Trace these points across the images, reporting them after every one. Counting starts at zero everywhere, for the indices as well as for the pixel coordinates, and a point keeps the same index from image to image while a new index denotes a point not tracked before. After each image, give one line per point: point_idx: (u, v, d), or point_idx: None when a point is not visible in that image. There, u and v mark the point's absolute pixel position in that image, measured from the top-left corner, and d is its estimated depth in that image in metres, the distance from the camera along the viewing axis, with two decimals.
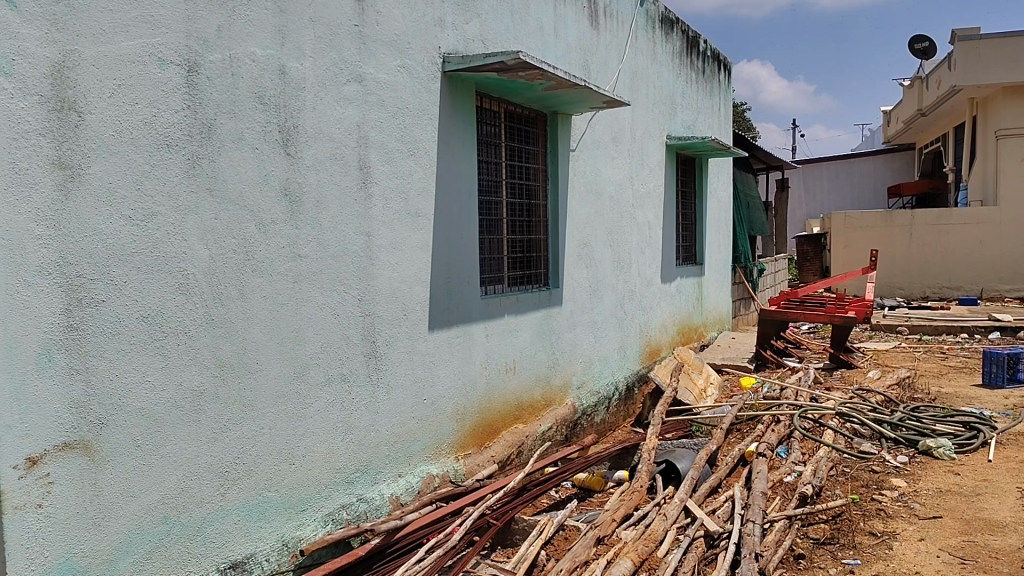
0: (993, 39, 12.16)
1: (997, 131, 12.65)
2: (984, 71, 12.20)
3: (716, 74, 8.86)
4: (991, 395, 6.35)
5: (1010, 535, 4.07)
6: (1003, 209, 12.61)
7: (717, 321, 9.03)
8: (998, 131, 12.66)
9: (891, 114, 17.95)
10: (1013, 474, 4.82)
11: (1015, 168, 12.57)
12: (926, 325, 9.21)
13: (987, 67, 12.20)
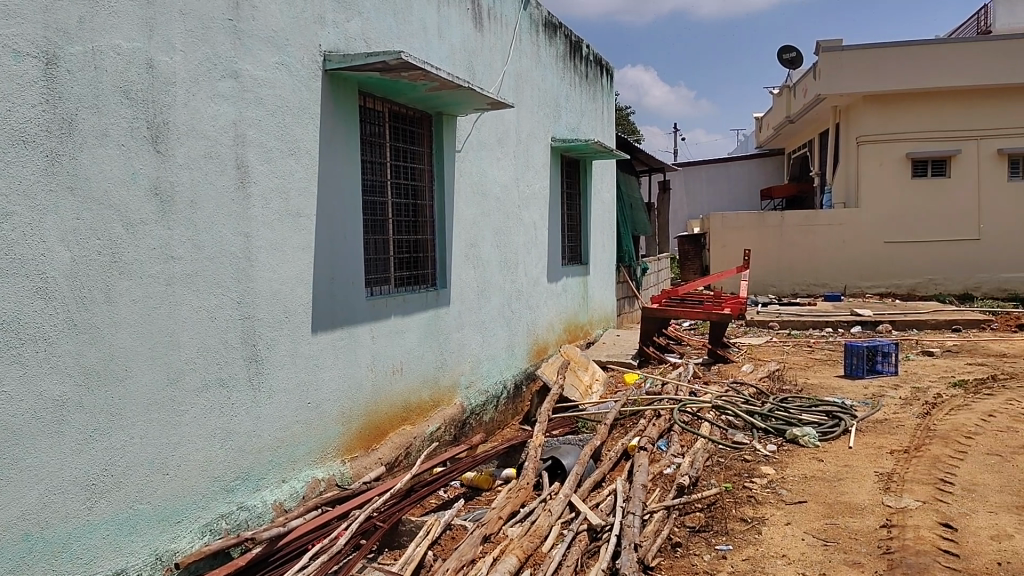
0: (853, 51, 12.99)
1: (859, 136, 13.51)
2: (846, 81, 13.01)
3: (598, 77, 9.06)
4: (853, 385, 6.77)
5: (867, 516, 4.36)
6: (864, 210, 13.46)
7: (602, 319, 9.24)
8: (859, 137, 13.50)
9: (764, 120, 18.85)
10: (870, 459, 5.16)
11: (874, 172, 13.42)
12: (795, 321, 9.72)
13: (850, 75, 13.01)
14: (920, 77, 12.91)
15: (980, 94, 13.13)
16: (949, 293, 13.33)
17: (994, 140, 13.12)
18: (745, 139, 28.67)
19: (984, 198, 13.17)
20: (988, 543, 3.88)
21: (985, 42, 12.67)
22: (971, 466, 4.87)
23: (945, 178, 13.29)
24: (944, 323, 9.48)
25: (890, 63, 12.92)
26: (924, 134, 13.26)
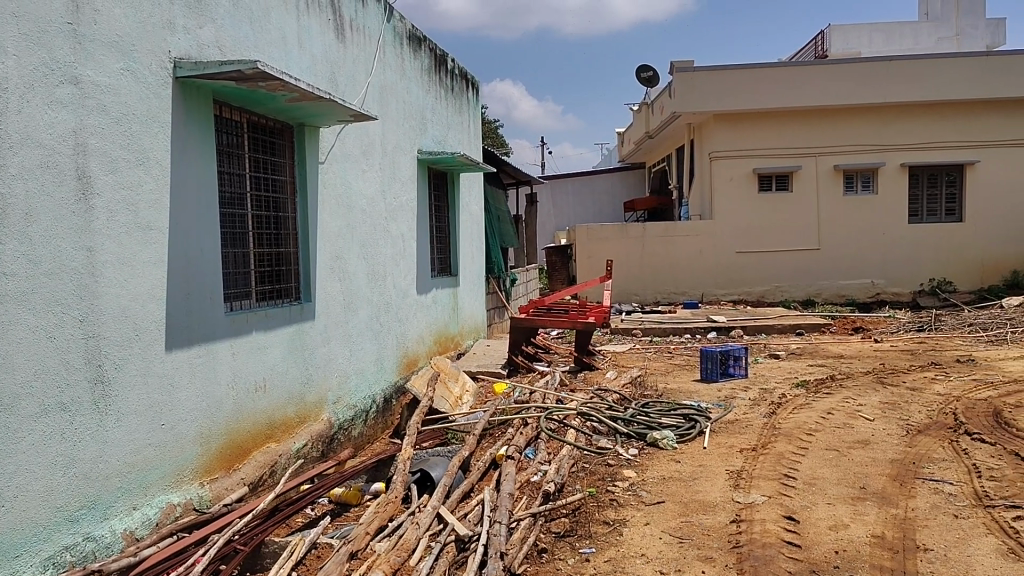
0: (704, 72, 13.66)
1: (711, 152, 14.23)
2: (700, 99, 13.69)
3: (464, 91, 9.15)
4: (707, 388, 7.11)
5: (719, 513, 4.58)
6: (717, 222, 14.19)
7: (472, 330, 9.30)
8: (712, 153, 14.18)
9: (626, 135, 19.57)
10: (723, 458, 5.43)
11: (726, 186, 14.15)
12: (656, 328, 10.12)
13: (701, 95, 13.71)
14: (764, 98, 13.74)
15: (817, 115, 14.06)
16: (794, 300, 14.30)
17: (831, 157, 14.10)
18: (608, 154, 29.65)
19: (823, 211, 14.15)
20: (827, 532, 4.15)
21: (820, 66, 13.63)
22: (811, 460, 5.21)
23: (788, 192, 14.19)
24: (790, 327, 10.12)
25: (737, 83, 13.69)
26: (769, 151, 14.11)
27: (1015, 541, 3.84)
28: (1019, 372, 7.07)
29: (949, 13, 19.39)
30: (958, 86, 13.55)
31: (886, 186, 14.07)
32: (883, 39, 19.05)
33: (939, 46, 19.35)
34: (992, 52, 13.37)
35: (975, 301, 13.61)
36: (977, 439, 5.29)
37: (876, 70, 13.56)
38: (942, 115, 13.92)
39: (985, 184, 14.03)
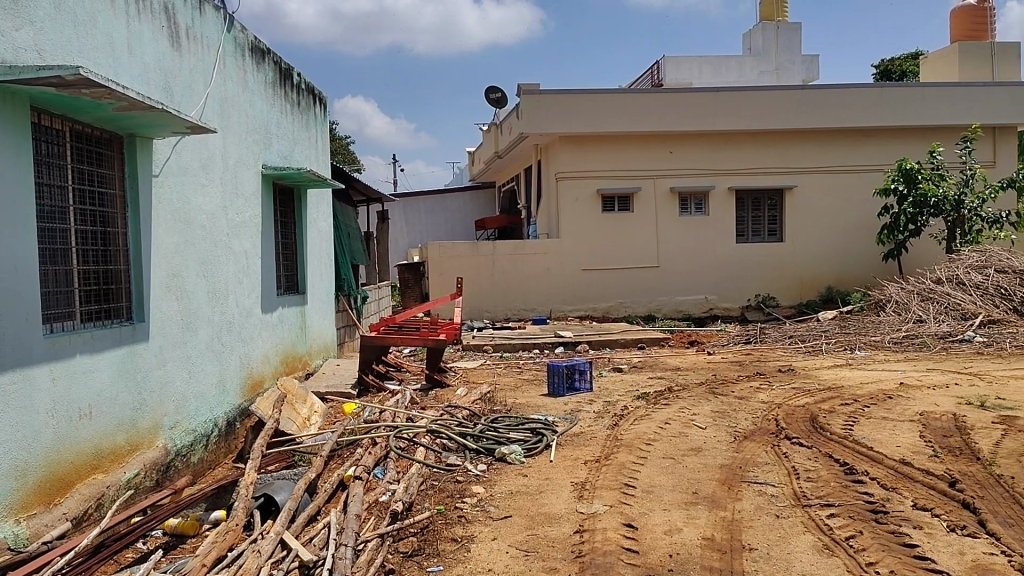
0: (550, 95, 14.08)
1: (558, 172, 14.65)
2: (545, 121, 14.10)
3: (311, 106, 9.00)
4: (554, 402, 7.29)
5: (563, 524, 4.67)
6: (564, 241, 14.62)
7: (321, 349, 9.10)
8: (559, 174, 14.60)
9: (477, 155, 19.83)
10: (568, 470, 5.57)
11: (572, 206, 14.60)
12: (506, 344, 10.28)
13: (547, 117, 14.11)
14: (607, 122, 14.29)
15: (654, 139, 14.77)
16: (636, 314, 14.92)
17: (667, 180, 14.85)
18: (460, 172, 29.89)
19: (661, 231, 14.88)
20: (663, 537, 4.34)
21: (656, 94, 14.35)
22: (649, 469, 5.44)
23: (630, 213, 14.80)
24: (633, 341, 10.56)
25: (581, 107, 14.18)
26: (612, 172, 14.69)
27: (829, 537, 4.13)
28: (833, 379, 7.69)
29: (771, 49, 20.87)
30: (778, 117, 14.62)
31: (716, 209, 14.97)
32: (712, 72, 20.26)
33: (761, 79, 20.73)
34: (807, 85, 14.54)
35: (794, 314, 14.86)
36: (795, 443, 5.70)
37: (705, 100, 14.44)
38: (765, 143, 14.97)
39: (802, 208, 15.18)
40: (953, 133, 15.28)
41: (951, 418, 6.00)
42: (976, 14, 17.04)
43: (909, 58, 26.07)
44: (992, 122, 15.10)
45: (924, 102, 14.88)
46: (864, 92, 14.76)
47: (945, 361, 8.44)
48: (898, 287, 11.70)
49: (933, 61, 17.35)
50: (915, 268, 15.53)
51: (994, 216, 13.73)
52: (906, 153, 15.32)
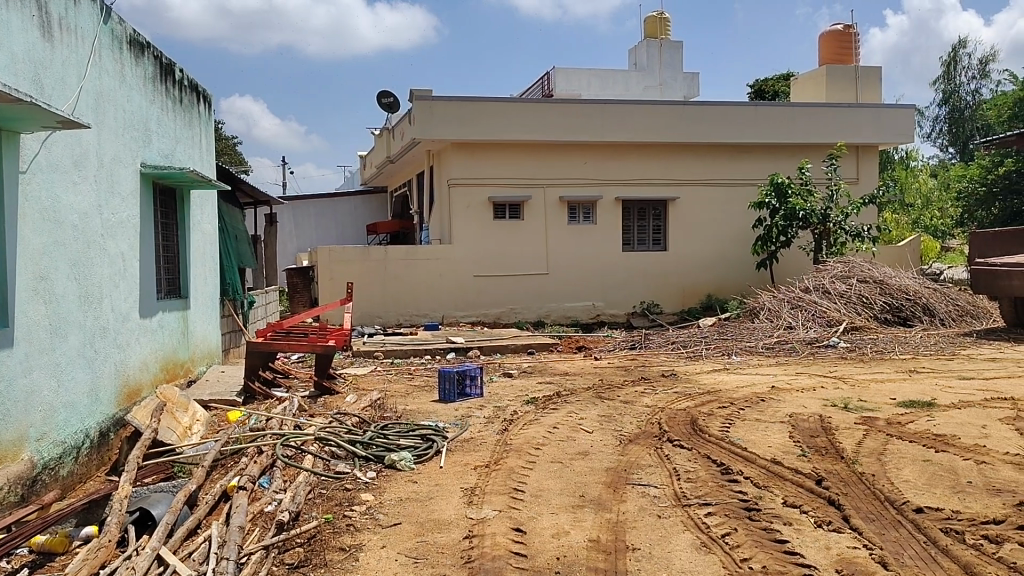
0: (442, 101, 14.10)
1: (449, 179, 14.67)
2: (437, 126, 14.11)
3: (195, 104, 8.70)
4: (445, 408, 7.29)
5: (453, 530, 4.67)
6: (456, 247, 14.66)
7: (204, 355, 8.78)
8: (450, 180, 14.62)
9: (368, 159, 19.62)
10: (457, 476, 5.59)
11: (464, 213, 14.66)
12: (398, 349, 10.20)
13: (439, 123, 14.12)
14: (499, 130, 14.42)
15: (544, 149, 15.01)
16: (526, 320, 15.11)
17: (556, 189, 15.12)
18: (351, 175, 29.49)
19: (550, 239, 15.14)
20: (550, 540, 4.42)
21: (546, 104, 14.58)
22: (537, 473, 5.53)
23: (519, 221, 14.97)
24: (522, 347, 10.70)
25: (473, 114, 14.26)
26: (503, 180, 14.82)
27: (707, 535, 4.31)
28: (712, 384, 8.01)
29: (654, 65, 21.62)
30: (661, 131, 15.15)
31: (603, 218, 15.35)
32: (599, 84, 20.79)
33: (645, 93, 21.42)
34: (687, 101, 15.13)
35: (676, 321, 15.34)
36: (677, 446, 5.92)
37: (593, 112, 14.77)
38: (649, 155, 15.47)
39: (683, 219, 15.77)
40: (821, 151, 16.23)
41: (818, 419, 6.38)
42: (841, 39, 18.19)
43: (781, 79, 27.60)
44: (855, 141, 16.12)
45: (795, 120, 15.75)
46: (741, 109, 15.48)
47: (813, 366, 8.95)
48: (770, 295, 12.30)
49: (803, 82, 18.39)
50: (786, 277, 16.38)
51: (856, 230, 14.67)
52: (778, 169, 16.18)
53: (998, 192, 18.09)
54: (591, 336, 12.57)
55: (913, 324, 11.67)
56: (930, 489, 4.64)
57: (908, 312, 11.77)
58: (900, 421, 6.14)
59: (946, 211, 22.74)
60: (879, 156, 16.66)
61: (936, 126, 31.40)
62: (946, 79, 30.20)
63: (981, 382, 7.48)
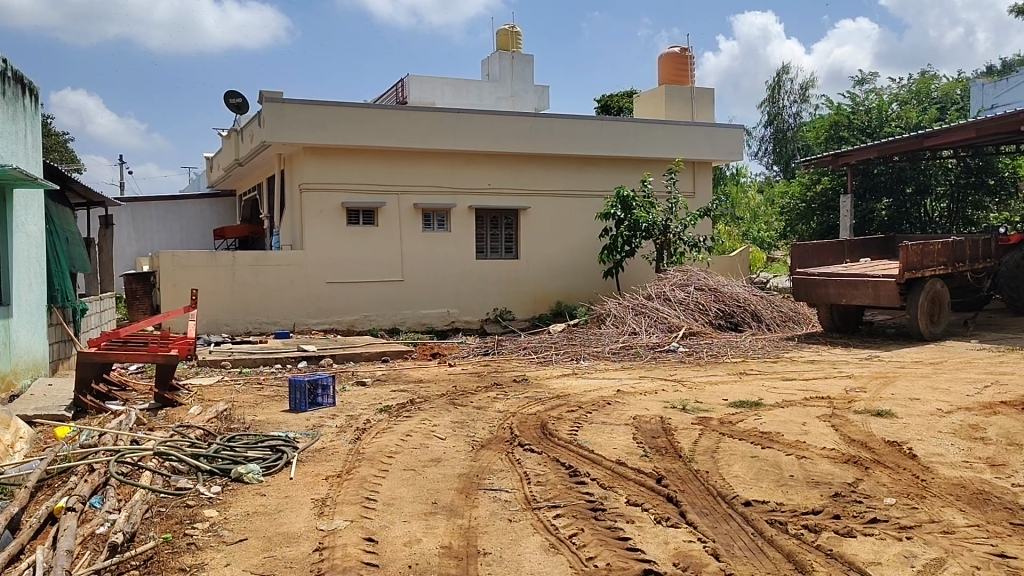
0: (293, 104, 13.76)
1: (301, 183, 14.30)
2: (288, 129, 13.75)
3: (20, 98, 8.06)
4: (296, 418, 7.11)
5: (302, 543, 4.54)
6: (309, 253, 14.31)
7: (29, 367, 8.12)
8: (303, 185, 14.28)
9: (215, 161, 18.82)
10: (308, 487, 5.47)
11: (317, 218, 14.35)
12: (246, 359, 9.84)
13: (290, 126, 13.77)
14: (353, 135, 14.22)
15: (399, 155, 14.95)
16: (381, 328, 14.93)
17: (411, 196, 15.08)
18: (196, 177, 28.13)
19: (405, 246, 15.07)
20: (402, 548, 4.40)
21: (401, 111, 14.52)
22: (390, 482, 5.50)
23: (373, 226, 14.82)
24: (376, 354, 10.59)
25: (326, 119, 13.99)
26: (356, 186, 14.63)
27: (555, 536, 4.44)
28: (562, 389, 8.24)
29: (506, 77, 22.00)
30: (513, 141, 15.47)
31: (457, 225, 15.45)
32: (453, 93, 20.92)
33: (498, 104, 21.73)
34: (538, 113, 15.54)
35: (528, 327, 15.67)
36: (527, 450, 6.05)
37: (446, 120, 14.88)
38: (501, 163, 15.75)
39: (535, 228, 16.15)
40: (662, 165, 17.08)
41: (658, 420, 6.71)
42: (679, 62, 19.22)
43: (625, 96, 28.79)
44: (691, 158, 17.09)
45: (638, 135, 16.51)
46: (589, 122, 16.05)
47: (655, 370, 9.39)
48: (616, 302, 12.80)
49: (644, 100, 19.27)
50: (630, 285, 17.08)
51: (694, 240, 15.52)
52: (623, 181, 16.89)
53: (816, 207, 19.65)
54: (445, 343, 12.62)
55: (744, 329, 12.49)
56: (757, 484, 4.98)
57: (739, 318, 12.58)
58: (731, 421, 6.56)
59: (772, 224, 24.47)
60: (713, 172, 17.73)
61: (762, 145, 33.65)
62: (771, 102, 32.51)
63: (801, 383, 8.11)
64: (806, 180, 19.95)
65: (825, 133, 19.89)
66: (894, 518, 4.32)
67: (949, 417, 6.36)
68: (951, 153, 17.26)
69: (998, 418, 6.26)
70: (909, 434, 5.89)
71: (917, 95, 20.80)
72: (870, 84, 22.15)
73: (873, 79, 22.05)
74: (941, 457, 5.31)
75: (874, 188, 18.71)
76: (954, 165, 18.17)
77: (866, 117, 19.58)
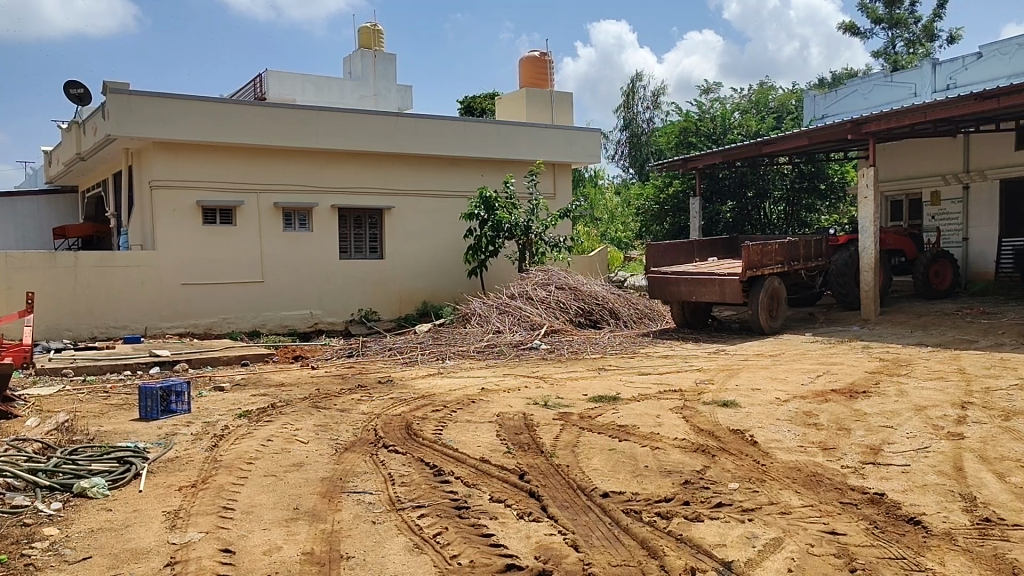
0: (141, 97, 13.07)
1: (151, 181, 13.60)
2: (135, 123, 13.04)
3: None
4: (147, 427, 6.75)
5: (152, 558, 4.32)
6: (160, 253, 13.61)
7: None
8: (153, 182, 13.58)
9: (53, 154, 17.54)
10: (159, 499, 5.21)
11: (169, 217, 13.68)
12: (92, 366, 9.26)
13: (138, 120, 13.06)
14: (207, 131, 13.67)
15: (257, 152, 14.49)
16: (240, 330, 14.38)
17: (271, 195, 14.65)
18: (33, 173, 26.05)
19: (265, 246, 14.60)
20: (261, 557, 4.26)
21: (259, 107, 14.09)
22: (249, 489, 5.33)
23: (231, 226, 14.29)
24: (235, 358, 10.23)
25: (178, 114, 13.39)
26: (212, 184, 14.06)
27: (419, 536, 4.44)
28: (426, 388, 8.24)
29: (368, 75, 21.71)
30: (375, 141, 15.33)
31: (319, 225, 15.14)
32: (314, 91, 20.51)
33: (360, 102, 21.43)
34: (400, 113, 15.47)
35: (393, 328, 15.52)
36: (392, 451, 6.02)
37: (305, 118, 14.56)
38: (364, 163, 15.57)
39: (399, 228, 16.06)
40: (523, 166, 17.41)
41: (521, 417, 6.82)
42: (539, 65, 19.57)
43: (488, 98, 29.05)
44: (552, 160, 17.50)
45: (500, 137, 16.76)
46: (451, 123, 16.14)
47: (518, 367, 9.55)
48: (481, 302, 12.91)
49: (506, 102, 19.52)
50: (494, 285, 17.28)
51: (554, 241, 15.85)
52: (486, 182, 17.08)
53: (669, 209, 20.56)
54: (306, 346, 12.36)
55: (603, 326, 12.90)
56: (615, 475, 5.16)
57: (598, 316, 12.98)
58: (591, 415, 6.76)
59: (628, 224, 25.37)
60: (572, 173, 18.20)
61: (618, 149, 34.80)
62: (626, 108, 33.67)
63: (655, 377, 8.46)
64: (659, 183, 20.71)
65: (676, 138, 20.81)
66: (738, 501, 4.60)
67: (787, 405, 6.82)
68: (788, 160, 18.45)
69: (829, 405, 6.76)
70: (752, 422, 6.28)
71: (757, 104, 22.13)
72: (715, 92, 23.35)
73: (718, 88, 23.24)
74: (779, 442, 5.69)
75: (719, 191, 19.64)
76: (790, 171, 19.47)
77: (712, 124, 20.65)
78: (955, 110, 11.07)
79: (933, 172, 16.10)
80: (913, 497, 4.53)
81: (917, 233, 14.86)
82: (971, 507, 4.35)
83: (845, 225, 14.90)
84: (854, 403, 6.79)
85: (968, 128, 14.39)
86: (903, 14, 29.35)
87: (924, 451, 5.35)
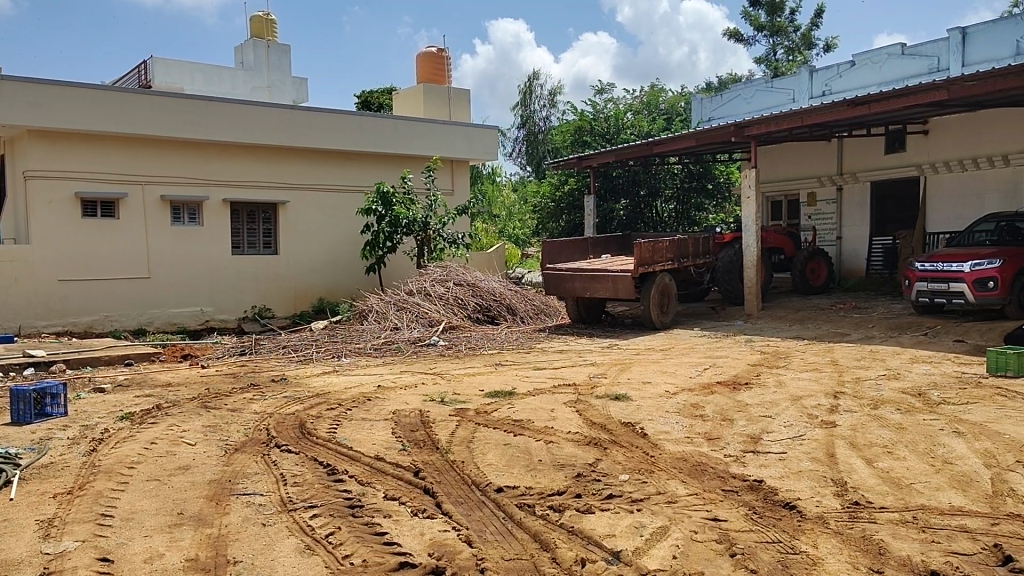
0: (14, 82, 12.36)
1: (25, 171, 12.86)
2: (6, 109, 12.31)
3: None
4: (18, 432, 6.37)
5: (23, 569, 4.08)
6: (35, 248, 12.87)
7: None
8: (27, 172, 12.84)
9: None
10: (31, 508, 4.92)
11: (45, 209, 12.96)
12: None
13: (10, 106, 12.33)
14: (87, 120, 13.03)
15: (142, 143, 13.90)
16: (124, 329, 13.75)
17: (157, 187, 14.07)
18: None
19: (151, 241, 14.03)
20: (141, 565, 4.09)
21: (143, 96, 13.54)
22: (130, 494, 5.11)
23: (113, 220, 13.66)
24: (118, 358, 9.79)
25: (54, 101, 12.71)
26: (93, 175, 13.41)
27: (311, 537, 4.36)
28: (320, 386, 8.10)
29: (261, 66, 21.13)
30: (267, 134, 14.97)
31: (209, 219, 14.65)
32: (203, 80, 19.79)
33: (253, 94, 20.85)
34: (294, 106, 15.16)
35: (288, 326, 15.18)
36: (284, 451, 5.88)
37: (193, 108, 14.08)
38: (256, 156, 15.18)
39: (293, 224, 15.73)
40: (421, 162, 17.31)
41: (417, 414, 6.79)
42: (437, 61, 19.49)
43: (386, 93, 28.75)
44: (450, 156, 17.49)
45: (399, 133, 16.65)
46: (347, 118, 15.93)
47: (414, 364, 9.51)
48: (378, 298, 12.77)
49: (403, 97, 19.36)
50: (392, 281, 17.14)
51: (452, 237, 15.83)
52: (383, 177, 16.93)
53: (564, 206, 20.87)
54: (194, 344, 11.88)
55: (500, 321, 12.98)
56: (509, 470, 5.20)
57: (495, 312, 13.05)
58: (486, 411, 6.79)
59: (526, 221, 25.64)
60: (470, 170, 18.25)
61: (516, 146, 35.06)
62: (523, 106, 33.97)
63: (551, 372, 8.57)
64: (555, 180, 21.01)
65: (570, 137, 21.12)
66: (627, 492, 4.71)
67: (676, 398, 7.03)
68: (677, 160, 19.03)
69: (714, 397, 7.01)
70: (642, 415, 6.44)
71: (648, 105, 22.75)
72: (608, 92, 23.87)
73: (611, 89, 23.75)
74: (667, 434, 5.85)
75: (613, 190, 20.07)
76: (679, 171, 20.09)
77: (606, 124, 21.08)
78: (831, 115, 11.63)
79: (811, 174, 16.89)
80: (789, 483, 4.75)
81: (796, 232, 15.54)
82: (842, 491, 4.60)
83: (731, 224, 15.45)
84: (737, 394, 7.06)
85: (842, 132, 15.16)
86: (783, 23, 30.67)
87: (800, 439, 5.62)
